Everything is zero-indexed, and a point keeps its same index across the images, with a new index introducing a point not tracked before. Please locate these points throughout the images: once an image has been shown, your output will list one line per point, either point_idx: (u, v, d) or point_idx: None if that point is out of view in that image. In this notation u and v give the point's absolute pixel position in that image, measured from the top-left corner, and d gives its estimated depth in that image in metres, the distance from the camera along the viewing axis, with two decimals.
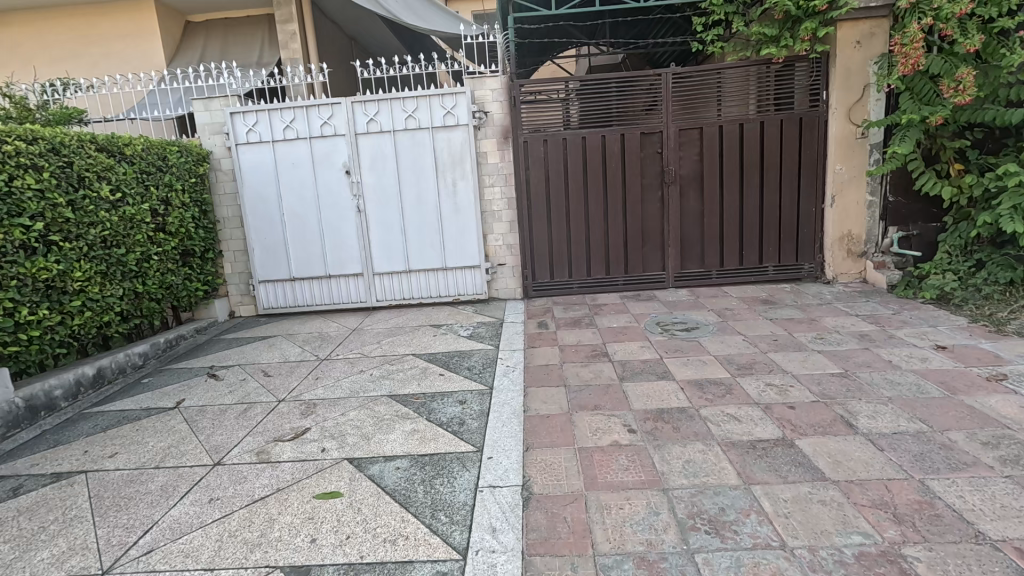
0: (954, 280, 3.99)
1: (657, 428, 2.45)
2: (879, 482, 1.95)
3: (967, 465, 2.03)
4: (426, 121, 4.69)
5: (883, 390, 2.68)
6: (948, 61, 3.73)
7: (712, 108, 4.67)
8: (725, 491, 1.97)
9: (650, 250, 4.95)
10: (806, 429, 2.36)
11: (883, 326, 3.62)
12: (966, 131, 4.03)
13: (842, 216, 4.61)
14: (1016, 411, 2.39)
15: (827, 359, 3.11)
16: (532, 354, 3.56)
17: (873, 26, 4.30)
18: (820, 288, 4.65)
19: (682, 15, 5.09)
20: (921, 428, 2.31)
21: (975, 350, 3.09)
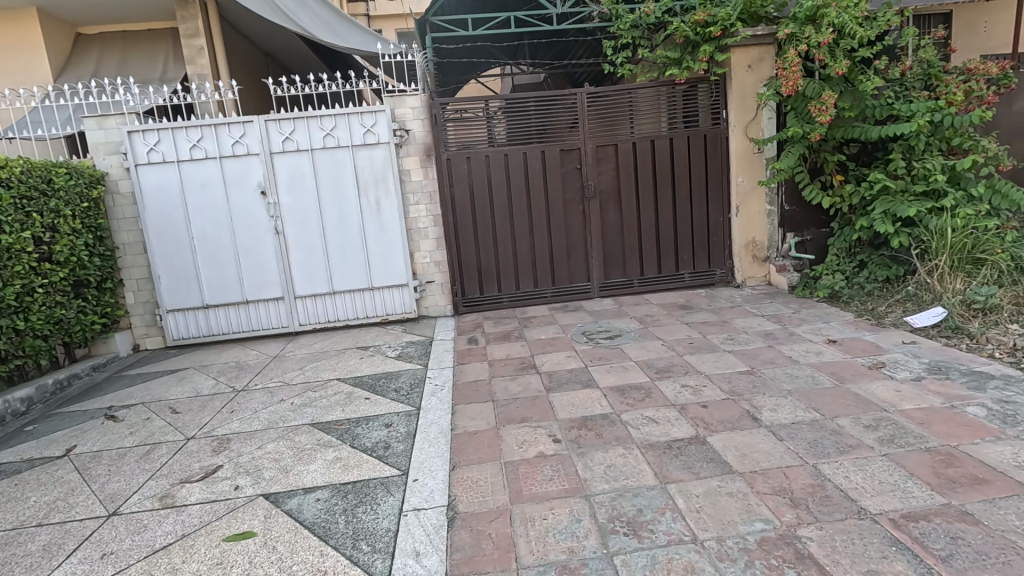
0: (842, 280, 4.43)
1: (581, 436, 2.51)
2: (779, 470, 2.11)
3: (852, 447, 2.23)
4: (346, 139, 4.60)
5: (784, 383, 2.91)
6: (821, 84, 4.18)
7: (625, 126, 4.92)
8: (642, 492, 2.04)
9: (575, 262, 5.10)
10: (717, 426, 2.51)
11: (784, 324, 3.94)
12: (843, 147, 4.50)
13: (746, 224, 4.98)
14: (892, 395, 2.67)
15: (736, 358, 3.33)
16: (461, 371, 3.54)
17: (762, 52, 4.73)
18: (731, 292, 4.99)
19: (594, 37, 5.36)
20: (815, 416, 2.52)
21: (859, 342, 3.43)
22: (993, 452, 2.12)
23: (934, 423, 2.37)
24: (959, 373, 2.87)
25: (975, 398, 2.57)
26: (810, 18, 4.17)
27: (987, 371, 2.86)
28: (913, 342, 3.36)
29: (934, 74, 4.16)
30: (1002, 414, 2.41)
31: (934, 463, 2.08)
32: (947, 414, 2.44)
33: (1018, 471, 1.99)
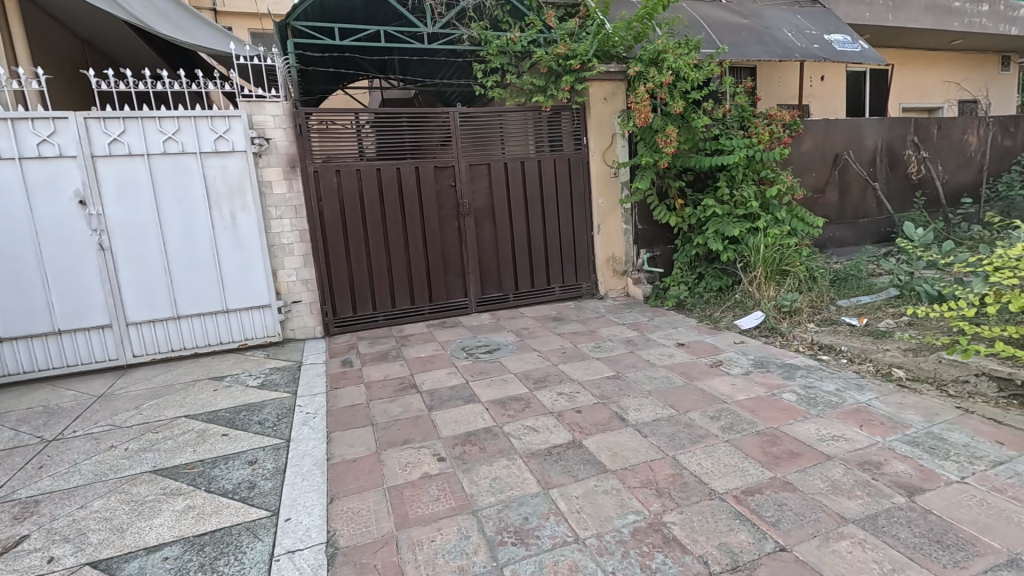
0: (686, 290, 5.07)
1: (465, 452, 2.52)
2: (645, 465, 2.33)
3: (702, 437, 2.56)
4: (192, 145, 4.11)
5: (645, 385, 3.22)
6: (664, 120, 4.78)
7: (496, 147, 5.11)
8: (527, 500, 2.11)
9: (452, 278, 5.12)
10: (590, 429, 2.69)
11: (642, 331, 4.37)
12: (682, 174, 5.18)
13: (607, 241, 5.46)
14: (729, 389, 3.11)
15: (603, 364, 3.61)
16: (335, 396, 3.33)
17: (614, 87, 5.26)
18: (596, 303, 5.42)
19: (465, 60, 5.51)
20: (671, 412, 2.84)
21: (702, 344, 3.95)
22: (803, 430, 2.57)
23: (761, 410, 2.81)
24: (777, 366, 3.44)
25: (788, 386, 3.11)
26: (653, 61, 4.76)
27: (796, 363, 3.47)
28: (742, 342, 3.95)
29: (746, 117, 4.92)
30: (808, 397, 2.95)
31: (763, 443, 2.46)
32: (770, 401, 2.92)
33: (821, 443, 2.44)
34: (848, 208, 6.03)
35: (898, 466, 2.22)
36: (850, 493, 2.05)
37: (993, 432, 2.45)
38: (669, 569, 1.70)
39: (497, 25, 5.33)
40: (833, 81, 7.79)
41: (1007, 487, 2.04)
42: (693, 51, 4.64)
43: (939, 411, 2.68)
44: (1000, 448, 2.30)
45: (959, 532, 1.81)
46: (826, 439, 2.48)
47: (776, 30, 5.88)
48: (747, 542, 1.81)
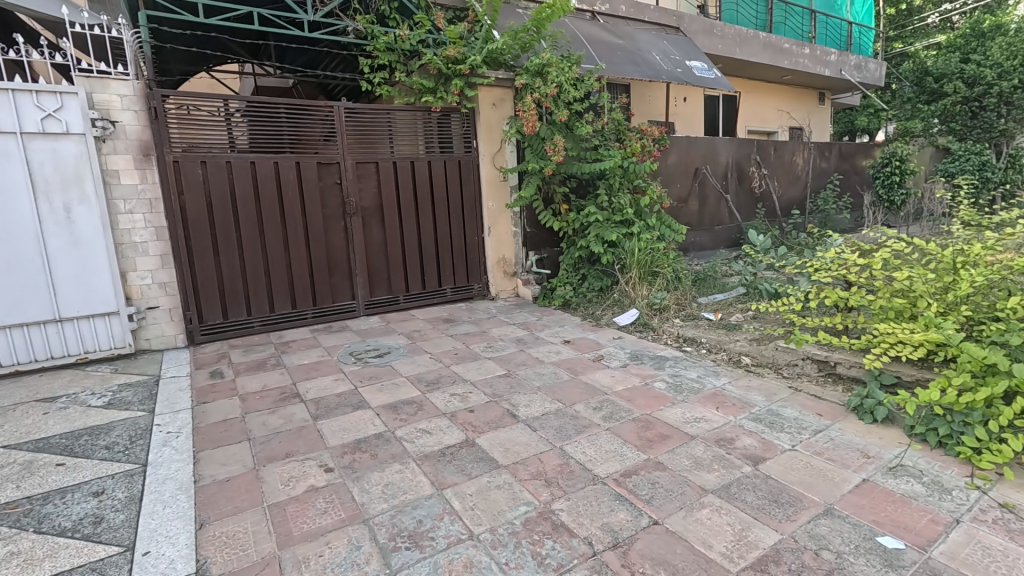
0: (571, 290, 5.36)
1: (355, 460, 2.42)
2: (535, 457, 2.43)
3: (586, 426, 2.74)
4: (9, 123, 3.44)
5: (535, 381, 3.35)
6: (549, 128, 5.00)
7: (385, 145, 4.98)
8: (421, 503, 2.09)
9: (338, 280, 4.89)
10: (483, 427, 2.74)
11: (531, 330, 4.55)
12: (566, 181, 5.46)
13: (498, 243, 5.57)
14: (610, 381, 3.36)
15: (495, 363, 3.70)
16: (203, 411, 3.01)
17: (503, 94, 5.38)
18: (487, 304, 5.52)
19: (349, 53, 5.30)
20: (559, 406, 3.00)
21: (586, 340, 4.22)
22: (672, 414, 2.87)
23: (637, 399, 3.08)
24: (650, 358, 3.79)
25: (659, 375, 3.45)
26: (538, 72, 4.96)
27: (665, 355, 3.86)
28: (620, 337, 4.29)
29: (622, 131, 5.34)
30: (675, 385, 3.29)
31: (639, 429, 2.70)
32: (644, 390, 3.21)
33: (686, 425, 2.74)
34: (706, 216, 6.82)
35: (746, 440, 2.57)
36: (709, 467, 2.34)
37: (814, 405, 2.94)
38: (558, 553, 1.80)
39: (384, 20, 5.19)
40: (693, 103, 8.76)
41: (824, 450, 2.47)
42: (574, 66, 4.93)
43: (777, 391, 3.16)
44: (819, 419, 2.78)
45: (790, 491, 2.15)
46: (690, 421, 2.79)
47: (646, 53, 6.46)
48: (626, 520, 1.98)
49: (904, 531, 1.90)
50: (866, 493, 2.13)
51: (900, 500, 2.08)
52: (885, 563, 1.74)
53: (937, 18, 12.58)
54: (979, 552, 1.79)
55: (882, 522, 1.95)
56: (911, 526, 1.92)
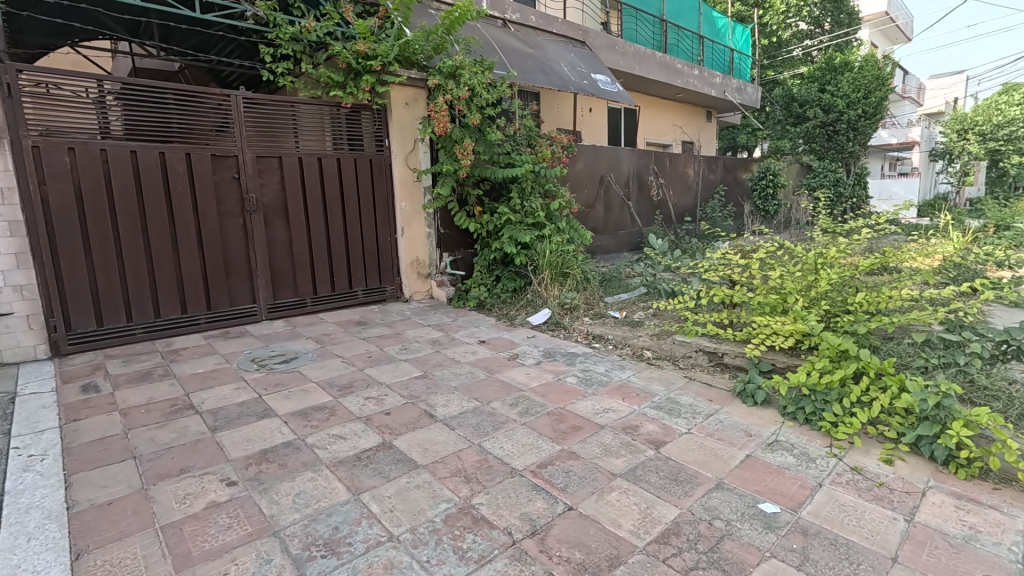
0: (485, 291, 5.44)
1: (262, 471, 2.28)
2: (453, 455, 2.45)
3: (503, 422, 2.81)
4: None
5: (451, 381, 3.36)
6: (463, 131, 5.02)
7: (288, 139, 4.72)
8: (336, 509, 2.03)
9: (235, 282, 4.54)
10: (400, 429, 2.70)
11: (447, 331, 4.55)
12: (480, 184, 5.51)
13: (411, 244, 5.49)
14: (524, 378, 3.47)
15: (410, 365, 3.65)
16: (75, 430, 2.65)
17: (416, 93, 5.32)
18: (401, 306, 5.43)
19: (248, 39, 4.96)
20: (476, 404, 3.04)
21: (501, 340, 4.30)
22: (583, 406, 3.03)
23: (551, 394, 3.21)
24: (562, 355, 3.97)
25: (570, 370, 3.62)
26: (451, 74, 4.97)
27: (575, 351, 4.05)
28: (533, 336, 4.43)
29: (533, 137, 5.52)
30: (586, 379, 3.48)
31: (553, 422, 2.82)
32: (557, 385, 3.36)
33: (596, 416, 2.91)
34: (610, 221, 7.24)
35: (649, 426, 2.79)
36: (617, 453, 2.51)
37: (706, 392, 3.25)
38: (479, 546, 1.84)
39: (288, 8, 4.92)
40: (597, 114, 9.27)
41: (714, 431, 2.74)
42: (486, 71, 5.02)
43: (674, 380, 3.46)
44: (710, 404, 3.08)
45: (687, 470, 2.37)
46: (600, 412, 2.96)
47: (555, 63, 6.74)
48: (543, 508, 2.07)
49: (780, 497, 2.17)
50: (749, 467, 2.41)
51: (776, 470, 2.38)
52: (765, 526, 1.98)
53: (800, 52, 14.22)
54: (837, 509, 2.10)
55: (762, 490, 2.22)
56: (785, 492, 2.21)
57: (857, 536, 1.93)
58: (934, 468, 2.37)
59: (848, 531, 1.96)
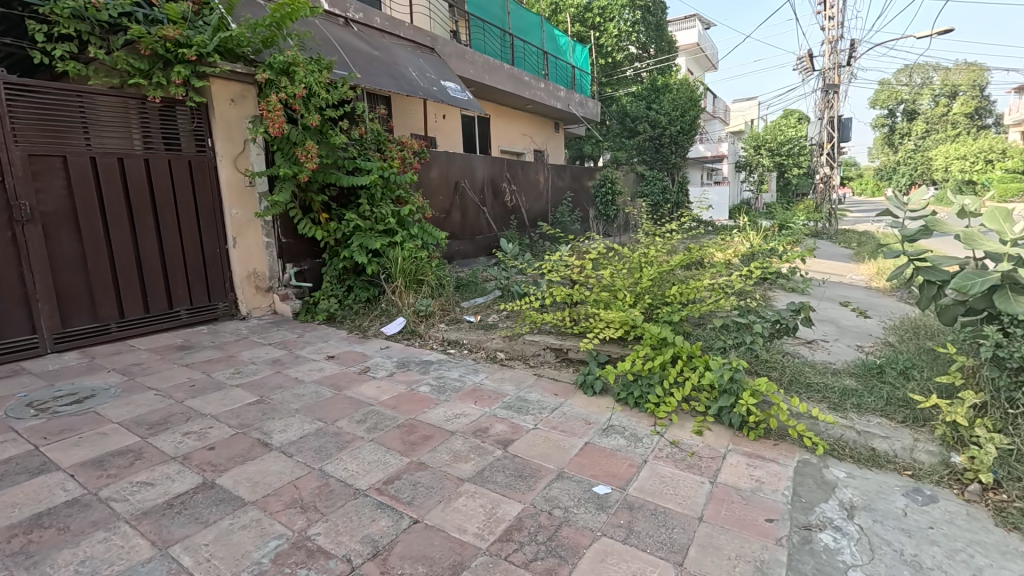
0: (336, 303, 5.14)
1: (32, 541, 1.85)
2: (289, 485, 2.24)
3: (348, 441, 2.66)
4: None
5: (292, 404, 3.10)
6: (302, 133, 4.65)
7: (76, 135, 3.95)
8: (135, 571, 1.72)
9: (4, 309, 3.68)
10: (225, 464, 2.40)
11: (290, 348, 4.19)
12: (325, 189, 5.14)
13: (245, 255, 4.96)
14: (374, 392, 3.33)
15: (244, 390, 3.28)
16: None
17: (244, 90, 4.83)
18: (237, 325, 4.90)
19: (12, 12, 4.04)
20: (319, 425, 2.83)
21: (351, 354, 4.10)
22: (434, 415, 3.00)
23: (402, 405, 3.13)
24: (415, 364, 3.90)
25: (424, 379, 3.57)
26: (284, 71, 4.61)
27: (430, 359, 4.01)
28: (387, 347, 4.29)
29: (382, 141, 5.33)
30: (439, 386, 3.45)
31: (402, 434, 2.75)
32: (409, 395, 3.28)
33: (447, 423, 2.90)
34: (467, 227, 7.34)
35: (498, 427, 2.86)
36: (466, 457, 2.53)
37: (552, 387, 3.45)
38: None
39: None
40: (450, 121, 9.35)
41: (558, 423, 2.91)
42: (325, 70, 4.74)
43: (524, 379, 3.60)
44: (555, 398, 3.26)
45: (531, 465, 2.47)
46: (451, 419, 2.96)
47: (403, 67, 6.64)
48: (386, 526, 1.99)
49: (611, 478, 2.37)
50: (587, 453, 2.59)
51: (610, 453, 2.60)
52: (597, 507, 2.14)
53: (631, 73, 15.84)
54: (657, 482, 2.35)
55: (597, 473, 2.40)
56: (616, 472, 2.41)
57: (672, 503, 2.18)
58: (732, 434, 2.79)
59: (666, 500, 2.20)
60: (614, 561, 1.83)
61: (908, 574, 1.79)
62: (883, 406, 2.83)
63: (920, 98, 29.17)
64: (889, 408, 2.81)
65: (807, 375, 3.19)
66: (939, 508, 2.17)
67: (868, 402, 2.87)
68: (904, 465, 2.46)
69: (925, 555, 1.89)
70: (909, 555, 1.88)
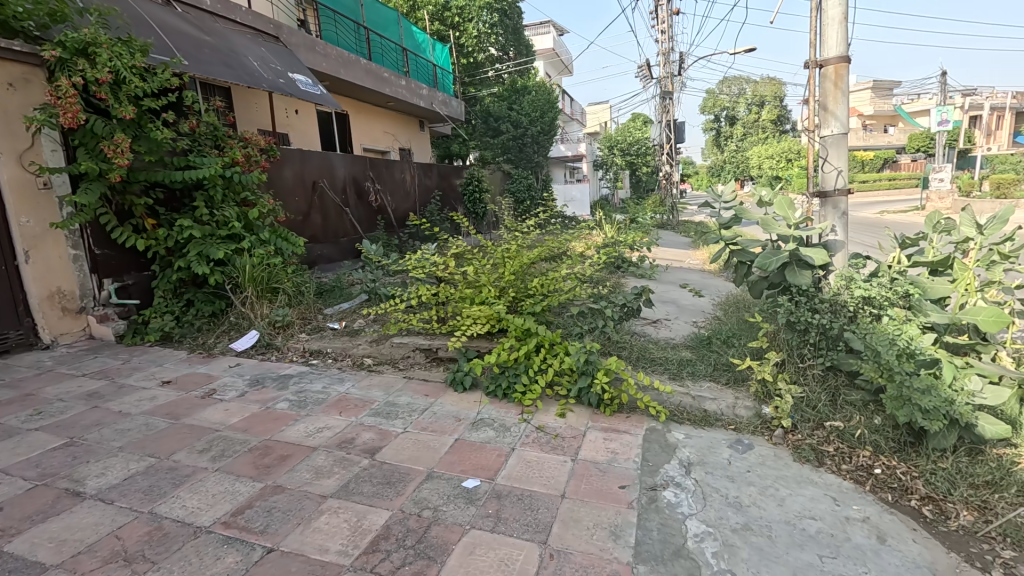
0: (172, 320, 4.53)
1: None
2: (107, 538, 1.91)
3: (188, 475, 2.35)
4: None
5: (113, 441, 2.66)
6: (110, 125, 3.97)
7: None
8: None
9: None
10: (19, 526, 1.98)
11: (112, 378, 3.59)
12: (150, 190, 4.43)
13: (44, 272, 4.12)
14: (221, 416, 2.99)
15: (46, 434, 2.73)
16: None
17: (26, 72, 4.00)
18: (38, 356, 4.08)
19: None
20: (150, 462, 2.46)
21: (192, 376, 3.63)
22: (293, 432, 2.78)
23: (255, 426, 2.85)
24: (272, 379, 3.58)
25: (282, 395, 3.28)
26: (81, 52, 3.89)
27: (289, 373, 3.71)
28: (238, 364, 3.88)
29: (220, 137, 4.77)
30: (299, 401, 3.21)
31: (255, 457, 2.51)
32: (263, 415, 3.00)
33: (308, 439, 2.71)
34: (329, 229, 6.91)
35: (365, 436, 2.74)
36: (329, 472, 2.38)
37: (422, 388, 3.41)
38: None
39: None
40: (304, 116, 8.74)
41: (428, 424, 2.88)
42: (138, 54, 4.10)
43: (393, 383, 3.50)
44: (426, 399, 3.23)
45: (400, 469, 2.41)
46: (313, 434, 2.77)
47: (241, 56, 6.01)
48: (235, 561, 1.80)
49: (481, 471, 2.40)
50: (457, 450, 2.60)
51: (479, 446, 2.63)
52: (466, 501, 2.16)
53: (493, 74, 15.98)
54: (524, 467, 2.44)
55: (467, 468, 2.42)
56: (485, 465, 2.46)
57: (538, 486, 2.28)
58: (591, 412, 3.00)
59: (532, 483, 2.30)
60: (482, 552, 1.85)
61: (731, 514, 2.08)
62: (712, 371, 3.26)
63: (737, 106, 34.02)
64: (716, 372, 3.24)
65: (651, 351, 3.56)
66: (754, 453, 2.56)
67: (700, 369, 3.28)
68: (728, 421, 2.86)
69: (743, 495, 2.21)
70: (733, 497, 2.19)
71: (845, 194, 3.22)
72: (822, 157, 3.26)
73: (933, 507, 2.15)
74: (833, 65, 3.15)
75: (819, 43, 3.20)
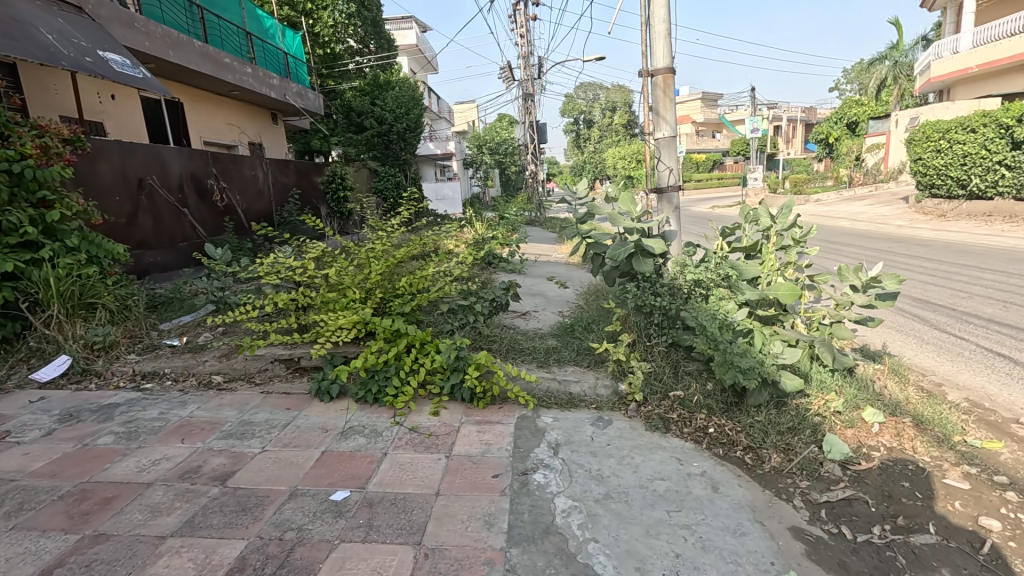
0: None
1: None
2: None
3: None
4: None
5: None
6: None
7: None
8: None
9: None
10: None
11: None
12: None
13: None
14: (18, 462, 2.45)
15: None
16: None
17: None
18: None
19: None
20: None
21: None
22: (120, 469, 2.38)
23: (67, 469, 2.39)
24: (91, 411, 3.03)
25: (104, 429, 2.79)
26: None
27: (114, 402, 3.17)
28: (42, 399, 3.22)
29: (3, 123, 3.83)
30: (128, 432, 2.76)
31: (68, 505, 2.11)
32: (79, 455, 2.52)
33: (140, 474, 2.35)
34: (164, 233, 6.05)
35: (214, 461, 2.46)
36: (169, 508, 2.09)
37: (283, 402, 3.15)
38: None
39: None
40: (122, 101, 7.49)
41: (290, 439, 2.67)
42: None
43: (249, 400, 3.18)
44: (288, 412, 2.99)
45: (257, 493, 2.20)
46: (146, 467, 2.40)
47: (28, 26, 4.93)
48: None
49: (351, 481, 2.29)
50: (323, 462, 2.45)
51: (349, 455, 2.51)
52: (335, 515, 2.04)
53: (354, 67, 15.42)
54: (397, 470, 2.38)
55: (334, 480, 2.29)
56: (355, 473, 2.35)
57: (411, 487, 2.24)
58: (465, 407, 3.04)
59: (405, 485, 2.25)
60: (354, 564, 1.77)
61: (594, 486, 2.25)
62: (575, 356, 3.49)
63: (593, 111, 36.75)
64: (579, 357, 3.48)
65: (520, 342, 3.70)
66: (613, 428, 2.79)
67: (565, 355, 3.49)
68: (590, 401, 3.08)
69: (604, 467, 2.40)
70: (595, 470, 2.37)
71: (677, 190, 3.65)
72: (657, 157, 3.64)
73: (752, 454, 2.54)
74: (663, 74, 3.54)
75: (650, 55, 3.59)
